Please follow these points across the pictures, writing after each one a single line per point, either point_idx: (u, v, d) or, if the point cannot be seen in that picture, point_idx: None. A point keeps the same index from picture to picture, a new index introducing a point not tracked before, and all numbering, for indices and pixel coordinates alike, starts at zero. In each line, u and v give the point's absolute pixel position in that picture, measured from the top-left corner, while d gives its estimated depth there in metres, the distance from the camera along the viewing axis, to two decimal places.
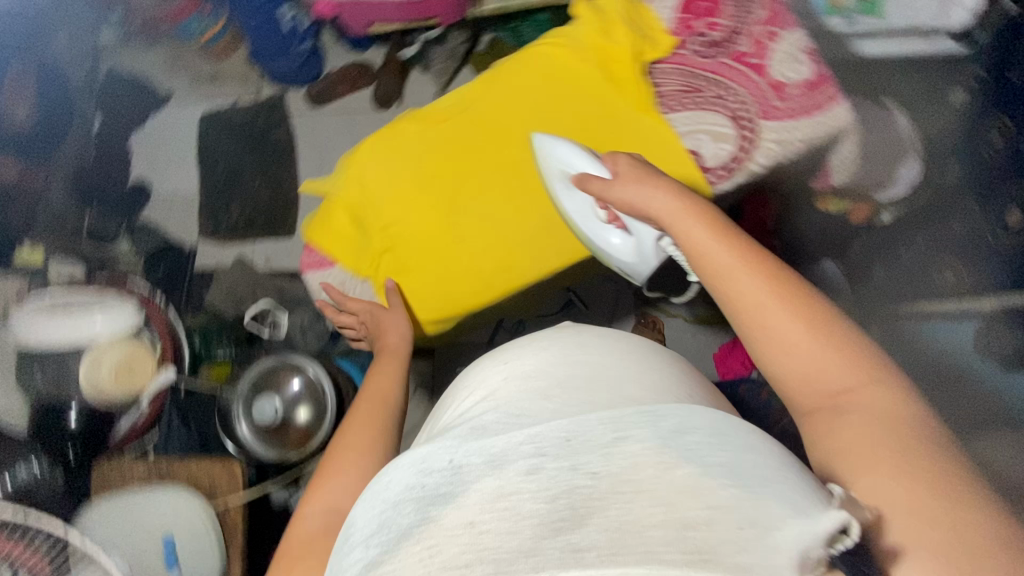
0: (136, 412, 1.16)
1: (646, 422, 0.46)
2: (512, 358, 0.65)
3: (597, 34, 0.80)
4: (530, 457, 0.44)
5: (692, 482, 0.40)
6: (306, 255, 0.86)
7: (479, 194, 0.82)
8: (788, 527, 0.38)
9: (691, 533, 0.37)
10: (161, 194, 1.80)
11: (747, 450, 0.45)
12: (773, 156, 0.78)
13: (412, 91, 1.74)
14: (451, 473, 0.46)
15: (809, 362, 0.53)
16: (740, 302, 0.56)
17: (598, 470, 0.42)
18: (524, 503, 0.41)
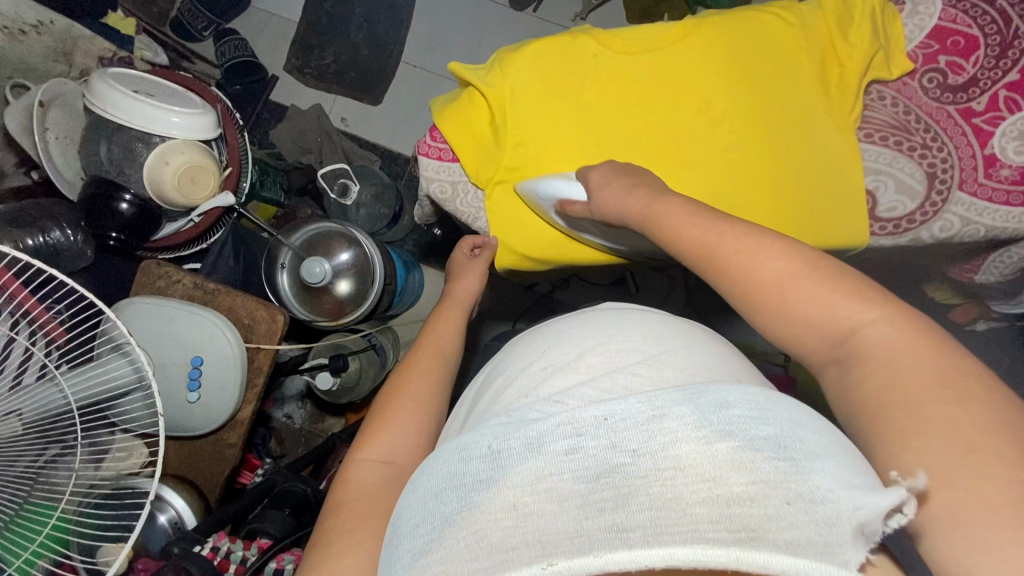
0: (186, 221, 1.14)
1: (687, 396, 0.40)
2: (577, 337, 0.61)
3: (829, 27, 0.72)
4: (568, 438, 0.39)
5: (736, 457, 0.37)
6: (427, 141, 0.80)
7: (632, 147, 0.75)
8: (840, 497, 0.35)
9: (738, 511, 0.35)
10: (259, 7, 1.68)
11: (790, 420, 0.40)
12: (948, 231, 0.72)
13: (552, 3, 1.60)
14: (490, 458, 0.40)
15: (818, 327, 0.49)
16: (765, 287, 0.52)
17: (638, 447, 0.37)
18: (566, 483, 0.37)
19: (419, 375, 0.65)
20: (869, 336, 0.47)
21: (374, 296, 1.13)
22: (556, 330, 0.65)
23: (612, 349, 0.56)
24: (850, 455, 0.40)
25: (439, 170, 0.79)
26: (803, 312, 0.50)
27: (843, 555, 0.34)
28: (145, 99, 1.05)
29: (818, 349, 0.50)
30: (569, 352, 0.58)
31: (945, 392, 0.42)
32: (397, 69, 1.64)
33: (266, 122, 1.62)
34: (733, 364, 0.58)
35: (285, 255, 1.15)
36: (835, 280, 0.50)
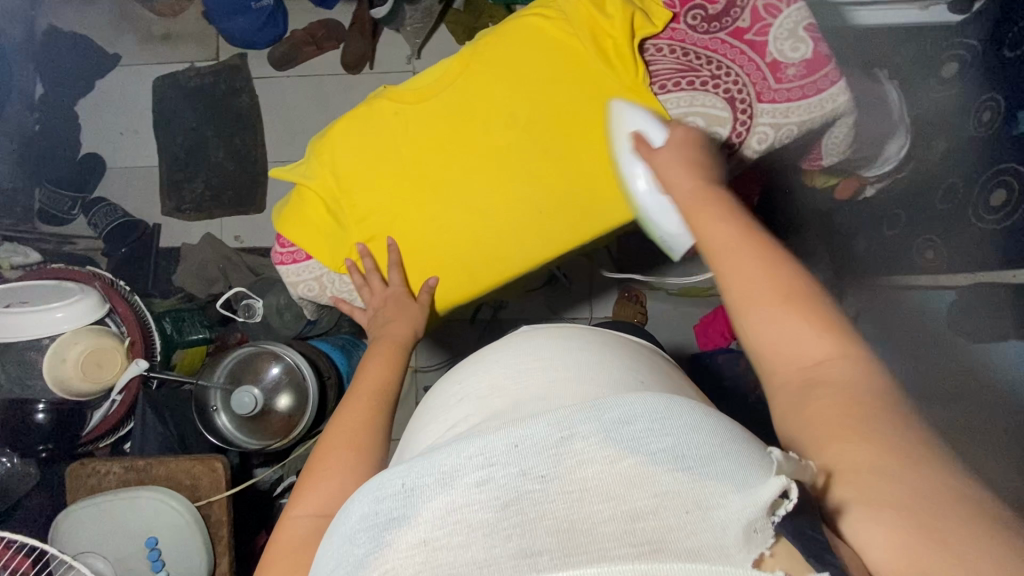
0: (109, 403, 1.14)
1: (590, 411, 0.37)
2: (489, 362, 0.58)
3: (588, 6, 0.75)
4: (480, 467, 0.34)
5: (638, 472, 0.33)
6: (279, 250, 0.81)
7: (463, 179, 0.77)
8: (732, 500, 0.33)
9: (641, 525, 0.32)
10: (116, 167, 1.69)
11: (691, 426, 0.36)
12: (766, 140, 0.76)
13: (383, 54, 1.63)
14: (403, 494, 0.34)
15: (777, 347, 0.49)
16: (745, 295, 0.50)
17: (547, 472, 0.34)
18: (477, 513, 0.32)
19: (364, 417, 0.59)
20: (838, 372, 0.46)
21: (314, 399, 1.13)
22: (466, 364, 0.62)
23: (512, 382, 0.53)
24: (741, 440, 0.37)
25: (300, 271, 0.81)
26: (775, 325, 0.49)
27: (736, 555, 0.32)
28: (19, 309, 1.05)
29: (781, 370, 0.48)
30: (483, 381, 0.55)
31: (863, 407, 0.42)
32: (268, 172, 1.66)
33: (165, 269, 1.61)
34: (622, 362, 0.55)
35: (215, 396, 1.13)
36: (809, 308, 0.48)
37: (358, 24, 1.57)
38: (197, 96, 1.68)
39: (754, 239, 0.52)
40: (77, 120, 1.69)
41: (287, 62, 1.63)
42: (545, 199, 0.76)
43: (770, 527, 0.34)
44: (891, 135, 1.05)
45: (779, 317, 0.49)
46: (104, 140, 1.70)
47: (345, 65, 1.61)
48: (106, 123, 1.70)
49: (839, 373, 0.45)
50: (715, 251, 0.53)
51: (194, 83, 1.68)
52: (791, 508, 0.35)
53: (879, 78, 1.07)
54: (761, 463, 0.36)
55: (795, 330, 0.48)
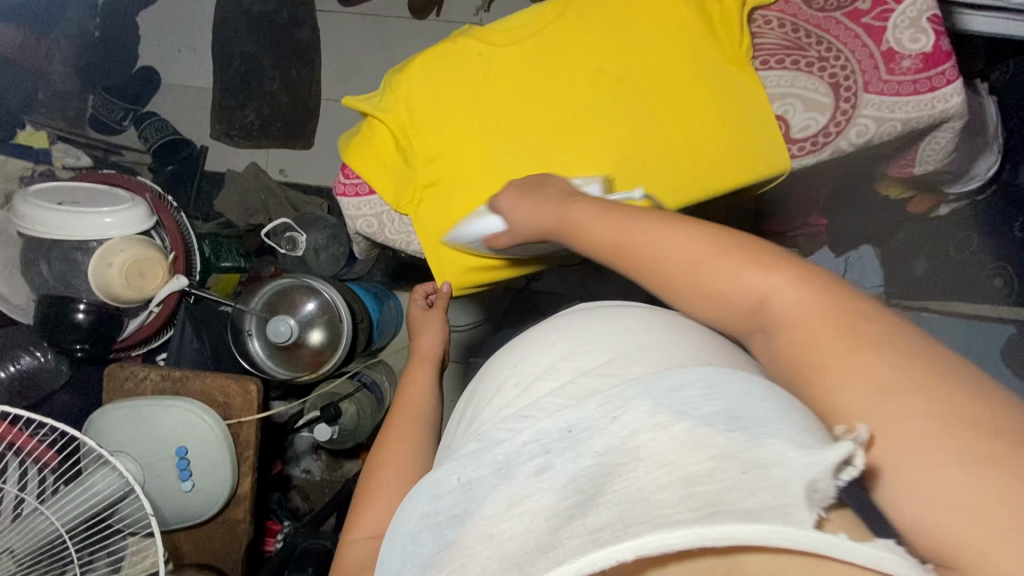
0: (146, 313, 1.15)
1: (638, 385, 0.39)
2: (546, 337, 0.57)
3: None
4: (536, 456, 0.39)
5: (690, 436, 0.36)
6: (341, 180, 0.80)
7: (540, 133, 0.74)
8: (793, 460, 0.33)
9: (698, 488, 0.34)
10: (171, 83, 1.68)
11: (749, 390, 0.38)
12: (866, 135, 0.71)
13: (452, 3, 1.58)
14: (463, 489, 0.40)
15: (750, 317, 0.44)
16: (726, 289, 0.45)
17: (602, 450, 0.37)
18: (540, 502, 0.37)
19: (403, 437, 0.65)
20: (873, 328, 0.40)
21: (347, 339, 1.13)
22: (521, 339, 0.62)
23: (574, 351, 0.53)
24: (808, 408, 0.39)
25: (361, 205, 0.79)
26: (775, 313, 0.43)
27: (798, 515, 0.32)
28: (71, 208, 1.04)
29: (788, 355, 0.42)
30: (537, 357, 0.55)
31: (854, 351, 0.38)
32: (320, 109, 1.63)
33: (208, 193, 1.61)
34: (699, 334, 0.54)
35: (250, 322, 1.14)
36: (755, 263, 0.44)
37: None
38: (258, 21, 1.65)
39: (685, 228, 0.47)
40: (137, 30, 1.68)
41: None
42: (623, 164, 0.73)
43: (832, 490, 0.34)
44: (981, 152, 0.99)
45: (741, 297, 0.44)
46: (160, 54, 1.69)
47: (412, 9, 1.56)
48: (165, 38, 1.69)
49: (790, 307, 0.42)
50: (653, 254, 0.48)
51: (257, 7, 1.65)
52: (855, 475, 0.34)
53: (979, 90, 1.01)
54: (823, 431, 0.36)
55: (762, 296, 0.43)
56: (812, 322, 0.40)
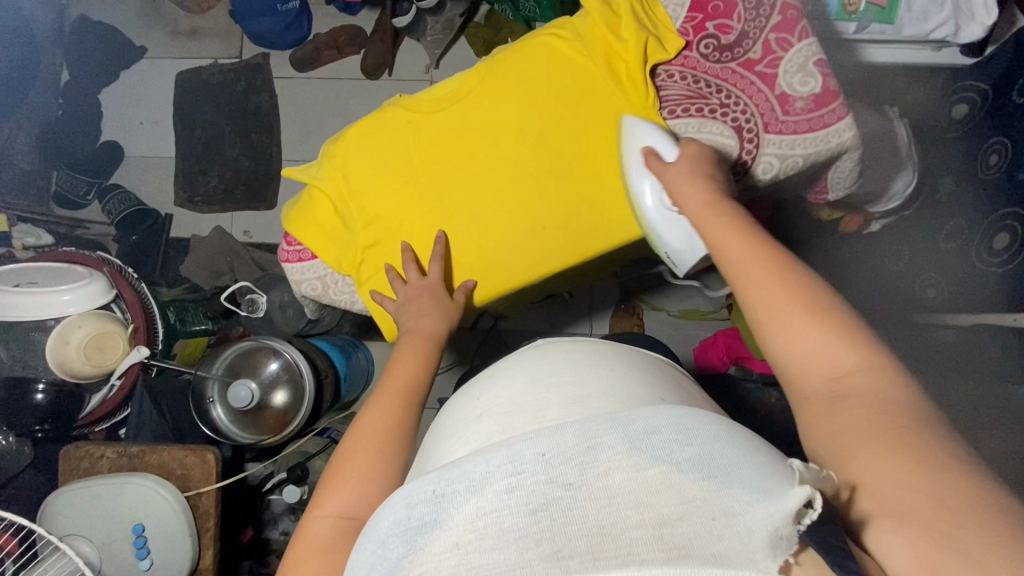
0: (107, 387, 1.15)
1: (610, 422, 0.36)
2: (507, 376, 0.54)
3: (604, 29, 0.76)
4: (508, 473, 0.34)
5: (664, 480, 0.33)
6: (285, 248, 0.83)
7: (471, 190, 0.78)
8: (754, 507, 0.33)
9: (668, 531, 0.31)
10: (134, 156, 1.72)
11: (717, 431, 0.36)
12: (771, 171, 0.77)
13: (402, 62, 1.66)
14: (435, 499, 0.34)
15: (815, 364, 0.49)
16: (763, 297, 0.52)
17: (575, 479, 0.33)
18: (506, 520, 0.32)
19: (386, 416, 0.58)
20: (863, 381, 0.47)
21: (310, 397, 1.14)
22: (482, 377, 0.58)
23: (543, 380, 0.51)
24: (761, 444, 0.38)
25: (304, 270, 0.82)
26: (795, 335, 0.50)
27: (759, 561, 0.31)
28: (27, 290, 1.07)
29: (808, 381, 0.49)
30: (503, 395, 0.51)
31: (889, 420, 0.44)
32: (281, 170, 1.68)
33: (174, 260, 1.63)
34: (654, 373, 0.56)
35: (212, 388, 1.14)
36: (824, 321, 0.50)
37: (380, 31, 1.60)
38: (217, 92, 1.71)
39: (763, 247, 0.56)
40: (99, 108, 1.73)
41: (307, 64, 1.66)
42: (551, 215, 0.77)
43: (795, 535, 0.34)
44: (897, 172, 1.06)
45: (794, 336, 0.50)
46: (122, 128, 1.73)
47: (364, 70, 1.63)
48: (126, 112, 1.74)
49: (860, 380, 0.47)
50: (733, 264, 0.56)
51: (215, 79, 1.71)
52: (814, 519, 0.35)
53: (889, 115, 1.08)
54: (780, 474, 0.36)
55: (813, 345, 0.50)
56: (862, 381, 0.47)
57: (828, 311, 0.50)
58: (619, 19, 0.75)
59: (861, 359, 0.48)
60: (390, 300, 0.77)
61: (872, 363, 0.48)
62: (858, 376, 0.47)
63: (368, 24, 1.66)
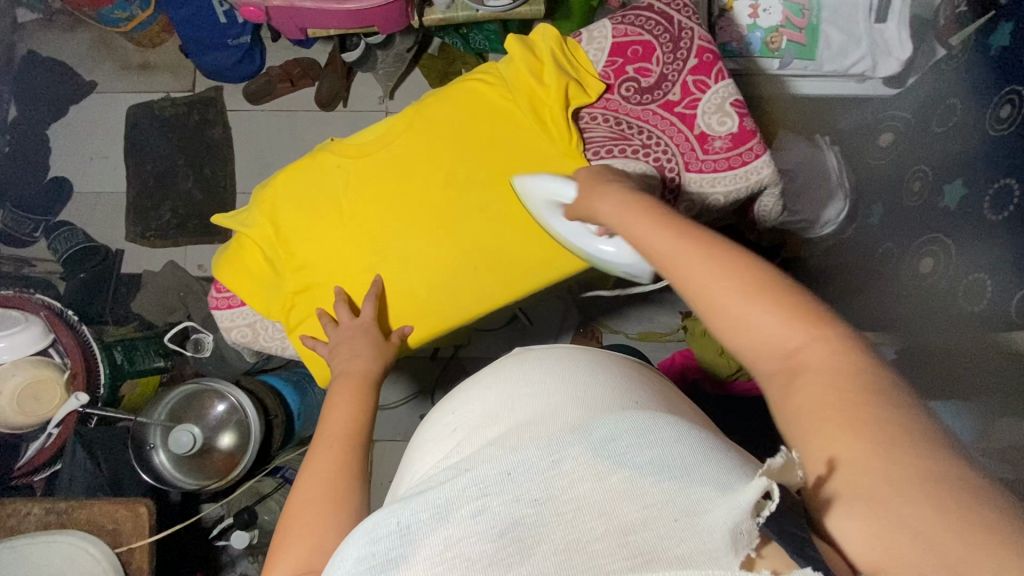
0: (44, 436, 1.10)
1: (574, 434, 0.39)
2: (480, 391, 0.58)
3: (528, 74, 0.79)
4: (474, 499, 0.36)
5: (625, 487, 0.35)
6: (215, 295, 0.82)
7: (401, 232, 0.78)
8: (719, 507, 0.34)
9: (632, 538, 0.33)
10: (83, 191, 1.69)
11: (674, 436, 0.39)
12: (694, 208, 0.80)
13: (356, 93, 1.67)
14: (400, 533, 0.36)
15: (758, 339, 0.44)
16: (702, 289, 0.46)
17: (540, 496, 0.35)
18: (474, 546, 0.34)
19: (332, 463, 0.55)
20: (817, 357, 0.41)
21: (256, 440, 1.11)
22: (458, 393, 0.62)
23: (504, 399, 0.54)
24: (727, 454, 0.40)
25: (234, 317, 0.82)
26: (744, 321, 0.44)
27: (725, 557, 0.32)
28: None
29: (762, 362, 0.44)
30: (473, 411, 0.55)
31: (857, 401, 0.38)
32: (235, 203, 1.66)
33: (124, 296, 1.59)
34: (614, 375, 0.56)
35: (154, 434, 1.11)
36: (755, 287, 0.44)
37: (333, 64, 1.60)
38: (170, 125, 1.70)
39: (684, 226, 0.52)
40: (47, 143, 1.70)
41: (261, 96, 1.66)
42: (485, 253, 0.78)
43: (756, 529, 0.34)
44: (828, 200, 1.09)
45: (739, 316, 0.44)
46: (72, 163, 1.70)
47: (318, 102, 1.64)
48: (75, 146, 1.71)
49: (815, 358, 0.41)
50: (651, 247, 0.52)
51: (168, 112, 1.70)
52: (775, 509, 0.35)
53: (820, 144, 1.12)
54: (741, 473, 0.38)
55: (754, 316, 0.44)
56: (831, 362, 0.40)
57: (767, 286, 0.44)
58: (541, 65, 0.77)
59: (811, 333, 0.42)
60: (322, 344, 0.75)
61: (823, 330, 0.42)
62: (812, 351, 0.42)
63: (321, 57, 1.67)
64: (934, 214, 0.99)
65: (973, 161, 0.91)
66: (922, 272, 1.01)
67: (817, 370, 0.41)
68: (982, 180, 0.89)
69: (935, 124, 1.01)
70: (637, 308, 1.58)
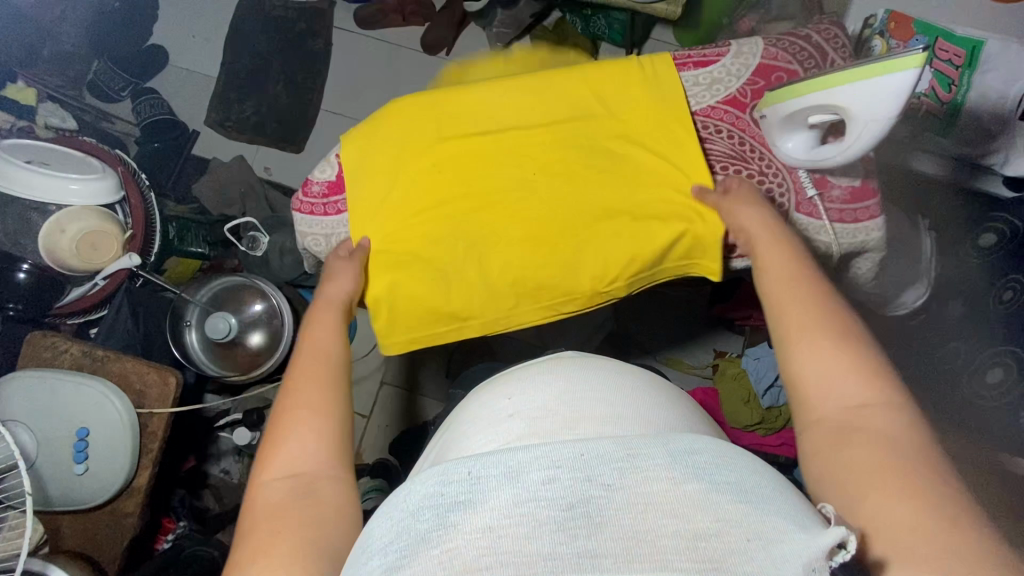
0: (90, 284, 1.12)
1: (657, 438, 0.38)
2: (538, 376, 0.55)
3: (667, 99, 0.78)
4: (546, 467, 0.35)
5: (704, 496, 0.34)
6: (301, 197, 0.83)
7: (512, 198, 0.77)
8: (790, 539, 0.33)
9: (701, 545, 0.32)
10: (176, 65, 1.70)
11: (755, 466, 0.38)
12: (791, 250, 0.78)
13: (462, 45, 1.66)
14: (468, 479, 0.36)
15: (834, 403, 0.53)
16: (787, 329, 0.59)
17: (613, 483, 0.34)
18: (543, 511, 0.33)
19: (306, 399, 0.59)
20: (877, 423, 0.49)
21: (286, 346, 1.14)
22: (508, 372, 0.58)
23: (570, 387, 0.52)
24: (805, 505, 0.37)
25: (313, 224, 0.82)
26: (822, 375, 0.55)
27: None
28: (38, 168, 1.05)
29: (826, 415, 0.52)
30: (531, 393, 0.53)
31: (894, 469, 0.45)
32: (316, 118, 1.67)
33: (189, 177, 1.61)
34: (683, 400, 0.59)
35: (192, 312, 1.15)
36: (847, 355, 0.54)
37: (449, 10, 1.60)
38: (275, 26, 1.70)
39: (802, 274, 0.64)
40: (155, 12, 1.71)
41: (370, 24, 1.67)
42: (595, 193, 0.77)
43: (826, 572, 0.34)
44: (911, 283, 1.06)
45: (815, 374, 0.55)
46: (172, 37, 1.71)
47: (423, 44, 1.64)
48: (180, 22, 1.72)
49: (878, 424, 0.49)
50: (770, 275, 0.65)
51: (278, 13, 1.70)
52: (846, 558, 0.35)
53: (920, 227, 1.08)
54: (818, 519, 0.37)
55: (836, 382, 0.53)
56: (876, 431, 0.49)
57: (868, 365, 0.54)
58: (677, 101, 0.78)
59: (875, 401, 0.51)
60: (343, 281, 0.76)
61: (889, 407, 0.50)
62: (875, 415, 0.50)
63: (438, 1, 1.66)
64: None
65: None
66: None
67: (875, 423, 0.49)
68: None
69: None
70: (675, 335, 1.54)
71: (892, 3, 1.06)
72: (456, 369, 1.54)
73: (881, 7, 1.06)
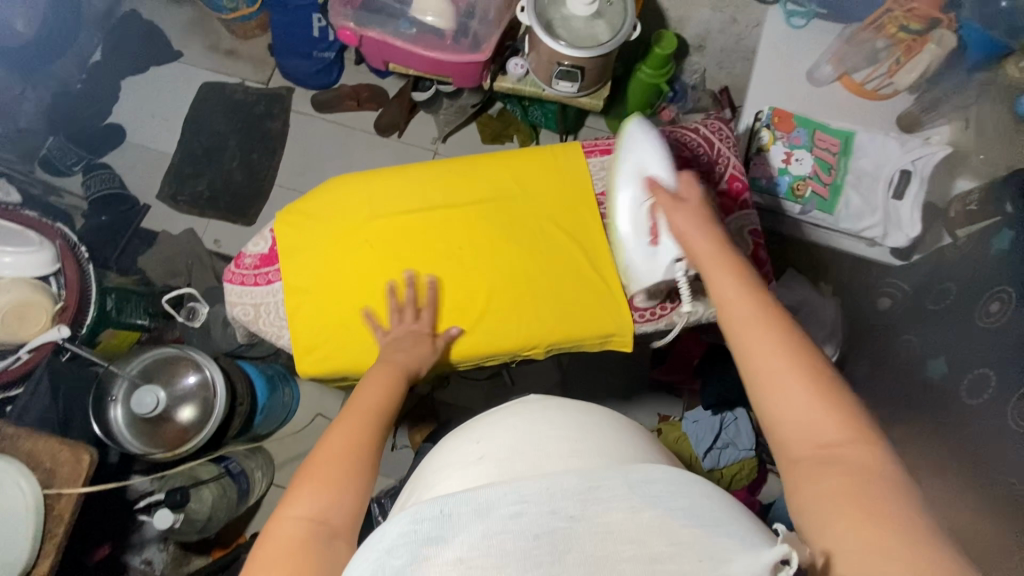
0: (13, 357, 1.07)
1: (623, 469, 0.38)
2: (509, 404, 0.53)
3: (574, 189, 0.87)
4: (512, 501, 0.36)
5: (663, 521, 0.35)
6: (233, 269, 0.86)
7: (439, 268, 0.83)
8: (740, 556, 0.34)
9: (659, 567, 0.33)
10: (134, 143, 1.75)
11: (710, 486, 0.39)
12: (696, 315, 0.85)
13: (413, 128, 1.78)
14: (439, 516, 0.36)
15: (805, 434, 0.51)
16: (759, 366, 0.55)
17: (575, 513, 0.35)
18: (508, 543, 0.34)
19: (342, 442, 0.59)
20: (854, 455, 0.49)
21: (216, 421, 1.10)
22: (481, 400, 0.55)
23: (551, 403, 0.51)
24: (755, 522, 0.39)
25: (243, 295, 0.85)
26: (792, 408, 0.52)
27: None
28: None
29: (798, 448, 0.51)
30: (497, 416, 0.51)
31: (867, 500, 0.45)
32: (270, 193, 1.73)
33: (135, 249, 1.61)
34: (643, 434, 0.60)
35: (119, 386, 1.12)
36: (816, 386, 0.52)
37: (400, 98, 1.73)
38: (235, 109, 1.79)
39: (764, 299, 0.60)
40: (117, 94, 1.77)
41: (327, 108, 1.78)
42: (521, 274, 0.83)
43: None
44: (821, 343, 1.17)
45: (790, 410, 0.52)
46: (131, 116, 1.77)
47: (377, 126, 1.76)
48: (140, 103, 1.78)
49: (855, 458, 0.48)
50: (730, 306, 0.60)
51: (238, 97, 1.80)
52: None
53: (823, 291, 1.22)
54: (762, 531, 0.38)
55: (814, 417, 0.51)
56: (855, 468, 0.48)
57: (837, 394, 0.52)
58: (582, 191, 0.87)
59: (849, 431, 0.50)
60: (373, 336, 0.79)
61: (862, 434, 0.50)
62: (850, 447, 0.49)
63: (392, 89, 1.80)
64: (917, 382, 1.02)
65: (958, 347, 0.95)
66: (893, 436, 1.03)
67: (850, 457, 0.49)
68: (963, 366, 0.92)
69: (928, 302, 1.06)
70: (619, 397, 1.57)
71: (780, 101, 1.22)
72: (402, 439, 1.52)
73: (768, 104, 1.22)
